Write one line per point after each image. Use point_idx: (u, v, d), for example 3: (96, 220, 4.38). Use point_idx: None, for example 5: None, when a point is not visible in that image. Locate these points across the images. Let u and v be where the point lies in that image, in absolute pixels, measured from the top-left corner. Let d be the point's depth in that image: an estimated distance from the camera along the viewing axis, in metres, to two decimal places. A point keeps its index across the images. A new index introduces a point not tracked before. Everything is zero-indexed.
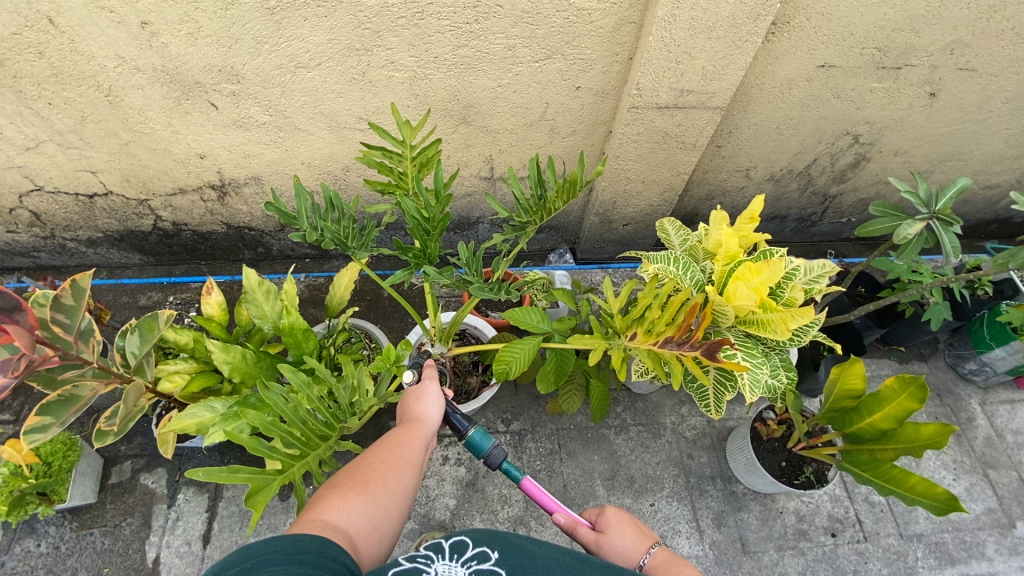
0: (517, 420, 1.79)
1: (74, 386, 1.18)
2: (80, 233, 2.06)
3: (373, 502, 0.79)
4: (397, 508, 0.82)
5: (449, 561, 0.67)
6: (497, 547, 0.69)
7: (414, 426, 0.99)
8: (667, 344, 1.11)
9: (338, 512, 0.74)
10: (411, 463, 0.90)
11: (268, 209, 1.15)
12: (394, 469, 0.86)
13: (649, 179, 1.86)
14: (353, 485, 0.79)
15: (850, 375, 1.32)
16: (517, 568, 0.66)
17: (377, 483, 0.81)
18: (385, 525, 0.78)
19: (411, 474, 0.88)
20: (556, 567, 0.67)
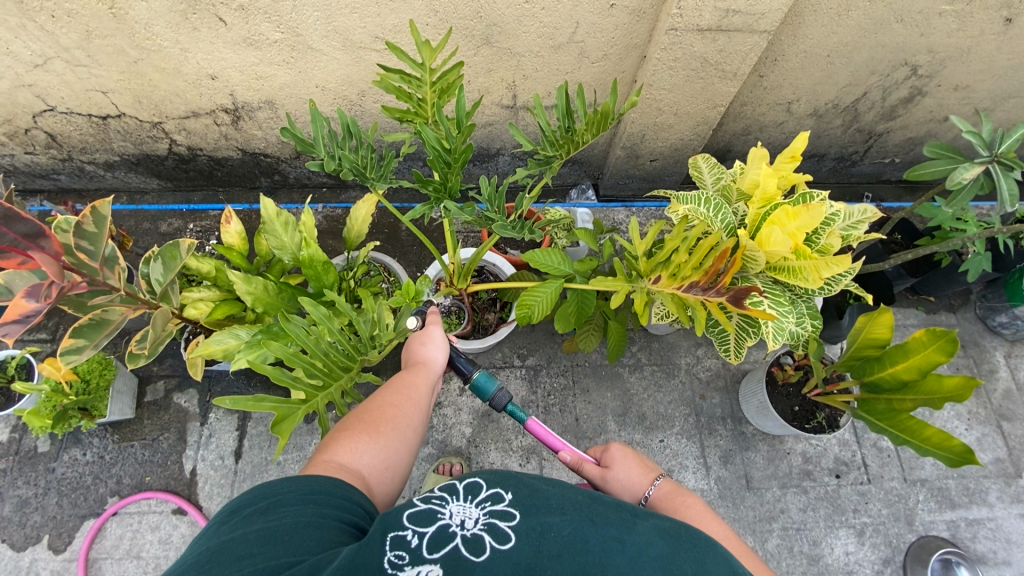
0: (532, 356, 1.82)
1: (103, 310, 1.20)
2: (97, 156, 2.04)
3: (383, 444, 0.81)
4: (407, 448, 0.85)
5: (463, 501, 0.67)
6: (510, 488, 0.68)
7: (420, 368, 1.00)
8: (692, 289, 1.08)
9: (351, 455, 0.76)
10: (419, 405, 0.92)
11: (283, 135, 1.10)
12: (402, 412, 0.88)
13: (682, 111, 1.74)
14: (363, 429, 0.82)
15: (877, 324, 1.29)
16: (531, 506, 0.65)
17: (387, 426, 0.84)
18: (395, 466, 0.81)
19: (419, 415, 0.91)
20: (570, 504, 0.66)
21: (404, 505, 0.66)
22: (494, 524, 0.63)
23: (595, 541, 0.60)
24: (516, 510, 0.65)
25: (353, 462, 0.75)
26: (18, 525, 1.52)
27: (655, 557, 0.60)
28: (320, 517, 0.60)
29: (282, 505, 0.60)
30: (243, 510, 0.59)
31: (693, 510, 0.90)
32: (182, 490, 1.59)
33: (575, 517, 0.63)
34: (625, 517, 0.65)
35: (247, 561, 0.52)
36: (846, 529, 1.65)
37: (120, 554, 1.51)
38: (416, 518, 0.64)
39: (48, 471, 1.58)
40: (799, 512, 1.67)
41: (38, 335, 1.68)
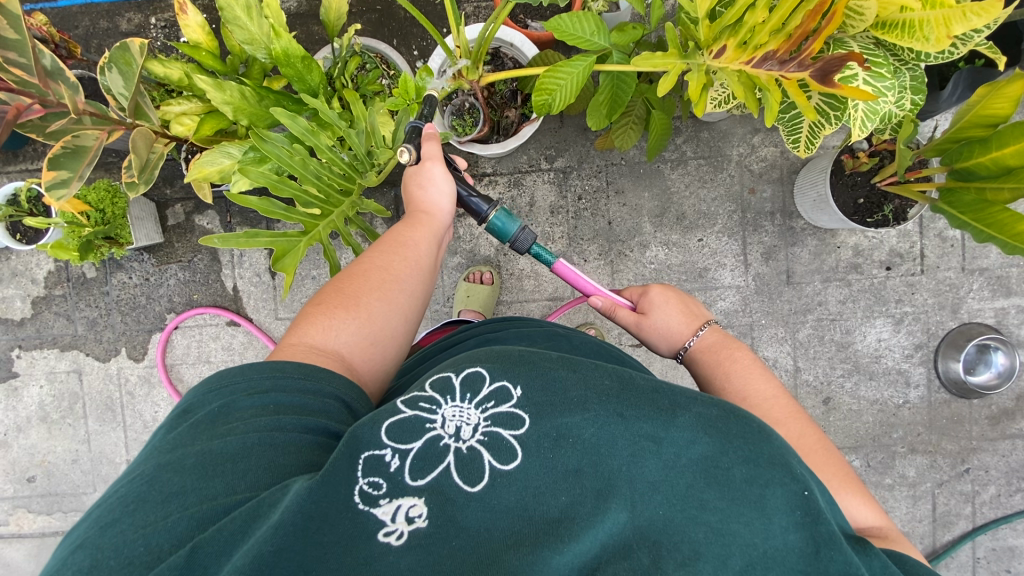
0: (562, 156, 1.62)
1: (75, 137, 1.06)
2: None
3: (364, 317, 0.81)
4: (395, 315, 0.84)
5: (458, 402, 0.65)
6: (517, 383, 0.65)
7: (417, 222, 0.95)
8: (765, 62, 0.84)
9: (327, 333, 0.78)
10: (409, 267, 0.89)
11: None
12: (387, 277, 0.86)
13: None
14: (342, 302, 0.82)
15: (998, 98, 1.00)
16: (544, 406, 0.63)
17: (366, 299, 0.82)
18: (382, 337, 0.82)
19: (411, 278, 0.88)
20: (594, 398, 0.63)
21: (389, 414, 0.64)
22: (496, 434, 0.63)
23: (623, 443, 0.60)
24: (523, 415, 0.63)
25: (329, 340, 0.77)
26: (96, 340, 1.68)
27: (694, 458, 0.60)
28: (271, 432, 0.61)
29: (232, 418, 0.63)
30: (197, 423, 0.63)
31: (736, 356, 0.92)
32: (230, 305, 1.68)
33: (598, 416, 0.62)
34: (664, 407, 0.63)
35: (178, 498, 0.56)
36: (884, 318, 1.63)
37: (193, 359, 1.68)
38: (398, 429, 0.63)
39: (104, 294, 1.67)
40: (837, 304, 1.63)
41: (39, 163, 1.60)
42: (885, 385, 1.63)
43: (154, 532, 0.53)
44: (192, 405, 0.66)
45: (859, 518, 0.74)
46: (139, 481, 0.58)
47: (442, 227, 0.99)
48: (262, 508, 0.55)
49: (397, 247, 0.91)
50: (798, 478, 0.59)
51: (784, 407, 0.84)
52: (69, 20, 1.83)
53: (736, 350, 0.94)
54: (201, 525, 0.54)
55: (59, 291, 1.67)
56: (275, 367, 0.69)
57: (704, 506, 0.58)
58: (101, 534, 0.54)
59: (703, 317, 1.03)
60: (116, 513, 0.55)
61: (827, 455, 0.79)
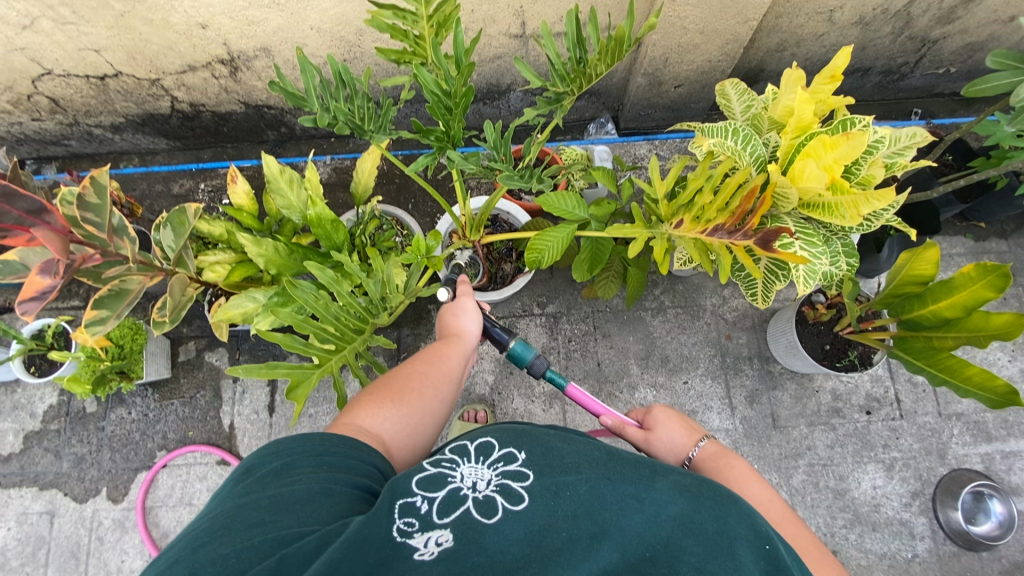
0: (552, 302, 1.79)
1: (121, 280, 1.20)
2: (103, 119, 2.04)
3: (405, 412, 0.87)
4: (428, 414, 0.90)
5: (474, 463, 0.71)
6: (522, 448, 0.72)
7: (453, 338, 1.05)
8: (716, 232, 1.02)
9: (372, 419, 0.83)
10: (444, 374, 0.97)
11: (273, 89, 1.04)
12: (426, 380, 0.93)
13: (709, 29, 1.73)
14: (389, 394, 0.88)
15: (921, 261, 1.19)
16: (545, 466, 0.69)
17: (411, 395, 0.89)
18: (416, 435, 0.87)
19: (444, 384, 0.96)
20: (586, 464, 0.69)
21: (417, 470, 0.69)
22: (507, 484, 0.67)
23: (612, 497, 0.64)
24: (528, 470, 0.69)
25: (374, 426, 0.82)
26: (78, 478, 1.64)
27: (672, 515, 0.63)
28: (330, 484, 0.64)
29: (295, 471, 0.64)
30: (261, 474, 0.64)
31: (733, 464, 0.94)
32: (223, 442, 1.68)
33: (590, 476, 0.67)
34: (644, 475, 0.68)
35: (257, 528, 0.56)
36: (875, 464, 1.64)
37: (174, 501, 1.63)
38: (426, 482, 0.68)
39: (99, 429, 1.68)
40: (826, 449, 1.66)
41: (71, 302, 1.74)
42: (890, 537, 1.58)
43: (237, 555, 0.53)
44: (253, 460, 0.67)
45: None
46: (216, 517, 0.58)
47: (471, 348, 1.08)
48: (332, 536, 0.57)
49: (434, 357, 0.99)
50: (760, 534, 0.63)
51: (781, 514, 0.85)
52: (127, 184, 2.15)
53: (734, 459, 0.96)
54: (282, 546, 0.55)
55: (54, 426, 1.68)
56: (331, 437, 0.72)
57: (684, 552, 0.59)
58: (194, 553, 0.54)
59: (700, 431, 1.06)
60: (203, 538, 0.56)
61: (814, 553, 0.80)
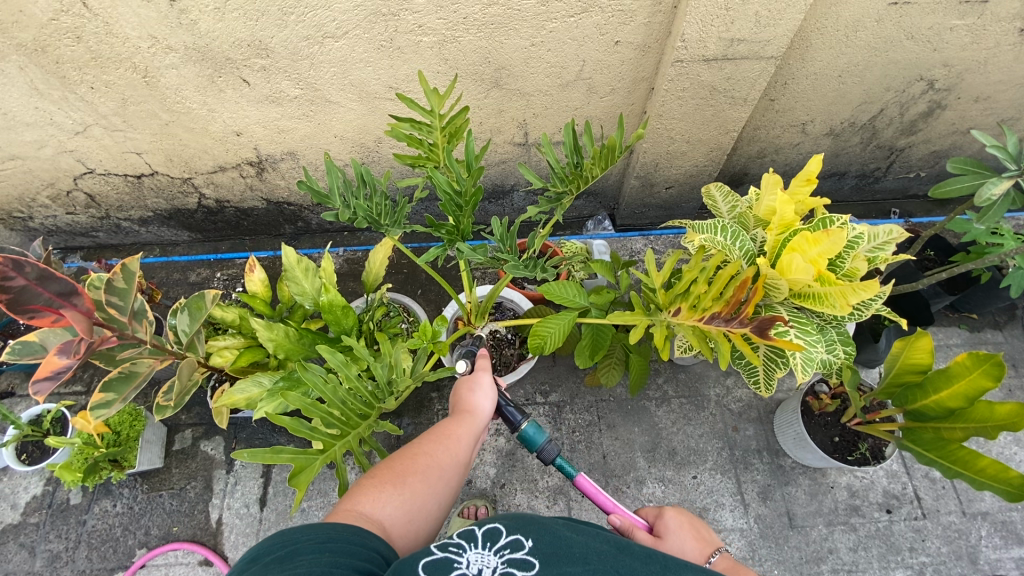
0: (555, 391, 1.78)
1: (132, 363, 1.23)
2: (132, 213, 2.18)
3: (407, 494, 0.88)
4: (432, 498, 0.91)
5: (481, 550, 0.70)
6: (529, 534, 0.72)
7: (461, 417, 1.07)
8: (713, 320, 1.06)
9: (374, 505, 0.84)
10: (450, 456, 0.98)
11: (301, 187, 1.14)
12: (430, 464, 0.95)
13: (694, 138, 1.93)
14: (391, 478, 0.90)
15: (916, 350, 1.22)
16: (552, 555, 0.69)
17: (412, 478, 0.91)
18: (418, 517, 0.87)
19: (449, 466, 0.97)
20: (594, 554, 0.70)
21: (423, 554, 0.69)
22: (514, 574, 0.67)
23: None
24: (534, 559, 0.69)
25: (376, 511, 0.83)
26: None
27: None
28: (330, 568, 0.64)
29: (297, 557, 0.65)
30: (266, 561, 0.64)
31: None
32: (208, 540, 1.59)
33: (597, 568, 0.67)
34: (653, 571, 0.69)
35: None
36: (902, 569, 1.53)
37: None
38: (433, 566, 0.67)
39: (79, 523, 1.60)
40: (848, 552, 1.55)
41: (73, 387, 1.75)
42: None
43: None
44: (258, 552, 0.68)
45: None
46: None
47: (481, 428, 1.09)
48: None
49: (443, 438, 1.01)
50: None
51: None
52: (146, 272, 2.25)
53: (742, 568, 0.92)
54: None
55: (33, 519, 1.60)
56: (332, 528, 0.73)
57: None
58: None
59: (713, 543, 1.02)
60: None
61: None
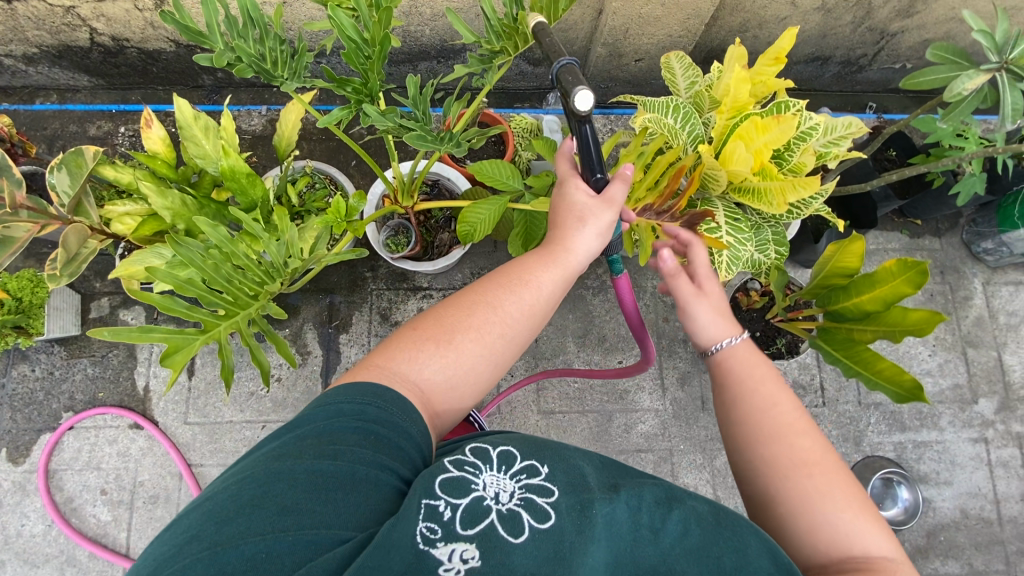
0: (493, 276, 1.74)
1: (6, 227, 1.11)
2: (12, 47, 1.84)
3: (447, 357, 0.79)
4: (485, 360, 0.82)
5: (497, 471, 0.67)
6: (545, 461, 0.69)
7: (551, 262, 0.90)
8: (645, 212, 1.00)
9: (413, 364, 0.77)
10: (519, 309, 0.85)
11: (161, 19, 0.90)
12: (486, 322, 0.83)
13: (670, 1, 1.69)
14: (435, 335, 0.80)
15: (847, 254, 1.19)
16: (569, 483, 0.66)
17: (456, 336, 0.81)
18: (462, 380, 0.80)
19: (515, 323, 0.85)
20: (607, 486, 0.68)
21: (439, 471, 0.66)
22: (532, 500, 0.64)
23: (628, 526, 0.64)
24: (553, 485, 0.66)
25: (412, 372, 0.77)
26: None
27: (687, 546, 0.63)
28: (375, 472, 0.62)
29: (337, 442, 0.64)
30: (301, 439, 0.64)
31: (765, 375, 0.83)
32: (136, 406, 1.59)
33: (610, 499, 0.65)
34: (661, 502, 0.66)
35: (292, 517, 0.55)
36: None
37: (81, 464, 1.54)
38: (449, 486, 0.64)
39: None
40: None
41: None
42: None
43: (261, 549, 0.53)
44: (298, 419, 0.68)
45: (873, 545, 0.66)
46: (250, 488, 0.58)
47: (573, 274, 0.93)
48: (363, 542, 0.57)
49: (517, 286, 0.87)
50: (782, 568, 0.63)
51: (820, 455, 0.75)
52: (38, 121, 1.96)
53: (762, 363, 0.85)
54: (314, 549, 0.54)
55: None
56: (374, 393, 0.71)
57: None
58: (217, 531, 0.54)
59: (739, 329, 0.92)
60: (231, 513, 0.56)
61: (846, 476, 0.72)
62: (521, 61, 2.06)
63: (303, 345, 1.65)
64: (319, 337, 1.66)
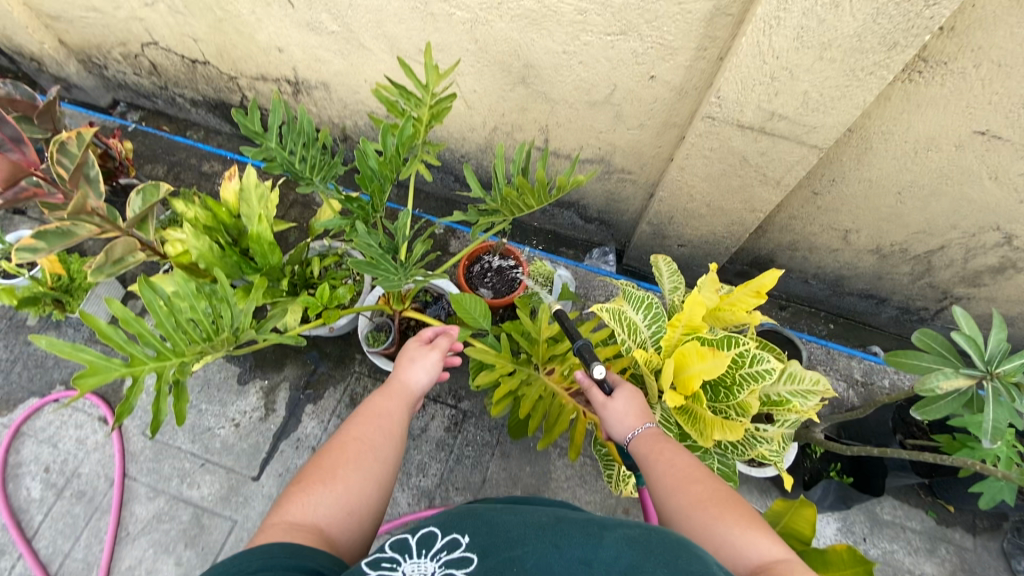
0: (468, 400, 1.76)
1: (72, 224, 1.34)
2: (184, 92, 2.26)
3: (340, 489, 0.79)
4: (373, 482, 0.83)
5: (417, 557, 0.64)
6: (464, 532, 0.66)
7: (393, 393, 1.00)
8: (577, 394, 1.18)
9: (305, 510, 0.76)
10: (383, 432, 0.90)
11: (236, 119, 1.19)
12: (365, 447, 0.86)
13: (716, 205, 1.75)
14: (320, 475, 0.81)
15: (800, 517, 0.94)
16: (489, 546, 0.63)
17: (342, 468, 0.82)
18: (360, 506, 0.80)
19: (386, 443, 0.89)
20: (531, 534, 0.64)
21: None
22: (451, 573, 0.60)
23: (560, 565, 0.59)
24: (472, 555, 0.63)
25: (308, 515, 0.75)
26: None
27: (623, 567, 0.58)
28: None
29: None
30: None
31: (671, 448, 0.88)
32: (113, 402, 1.71)
33: (535, 548, 0.62)
34: (592, 532, 0.64)
35: None
36: None
37: (44, 437, 1.66)
38: None
39: (24, 343, 1.80)
40: None
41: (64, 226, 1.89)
42: None
43: None
44: None
45: (763, 552, 0.69)
46: None
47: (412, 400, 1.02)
48: None
49: (368, 413, 0.93)
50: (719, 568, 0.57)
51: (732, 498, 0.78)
52: (171, 148, 2.35)
53: (665, 443, 0.89)
54: None
55: None
56: (253, 551, 0.65)
57: None
58: None
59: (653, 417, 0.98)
60: None
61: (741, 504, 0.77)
62: (574, 213, 2.20)
63: (272, 401, 1.73)
64: (289, 399, 1.73)
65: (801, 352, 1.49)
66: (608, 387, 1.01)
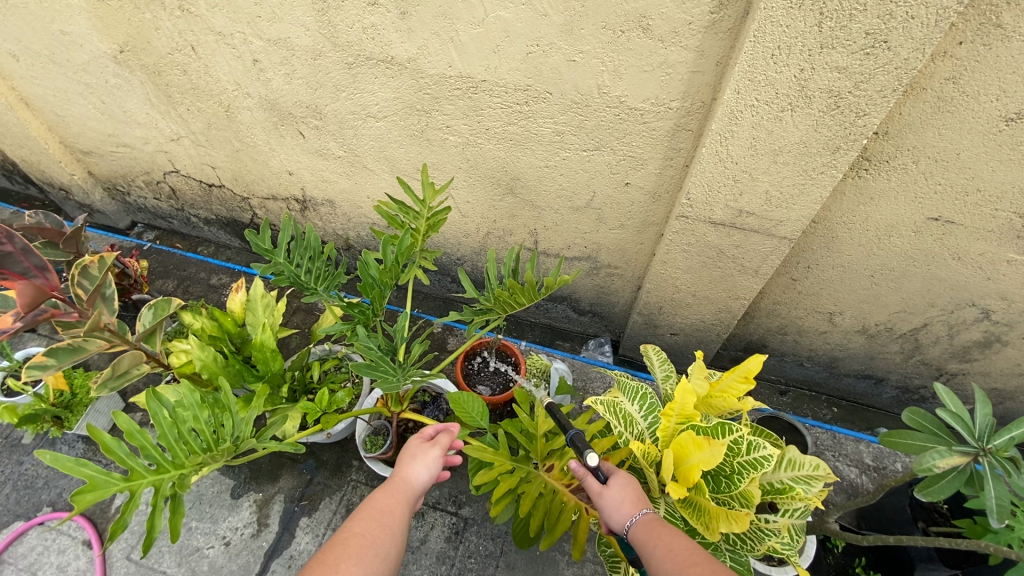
0: (469, 505, 1.69)
1: (83, 339, 1.40)
2: (199, 213, 2.44)
3: None
4: None
5: None
6: None
7: (395, 489, 0.99)
8: (578, 492, 1.16)
9: None
10: (385, 529, 0.89)
11: (248, 238, 1.28)
12: (366, 544, 0.85)
13: (701, 295, 1.83)
14: (321, 572, 0.79)
15: None
16: None
17: (345, 564, 0.81)
18: None
19: (386, 541, 0.88)
20: None
21: None
22: None
23: None
24: None
25: None
26: None
27: None
28: None
29: None
30: None
31: (669, 533, 0.86)
32: (100, 523, 1.64)
33: None
34: None
35: None
36: None
37: (23, 565, 1.57)
38: None
39: (16, 462, 1.77)
40: None
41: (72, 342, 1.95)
42: None
43: None
44: None
45: None
46: None
47: (413, 496, 1.01)
48: None
49: (370, 509, 0.92)
50: None
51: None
52: (183, 263, 2.48)
53: (664, 528, 0.88)
54: None
55: None
56: None
57: None
58: None
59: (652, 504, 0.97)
60: None
61: None
62: (567, 308, 2.27)
63: (265, 515, 1.66)
64: (282, 512, 1.66)
65: (805, 438, 1.48)
66: (602, 476, 1.02)
